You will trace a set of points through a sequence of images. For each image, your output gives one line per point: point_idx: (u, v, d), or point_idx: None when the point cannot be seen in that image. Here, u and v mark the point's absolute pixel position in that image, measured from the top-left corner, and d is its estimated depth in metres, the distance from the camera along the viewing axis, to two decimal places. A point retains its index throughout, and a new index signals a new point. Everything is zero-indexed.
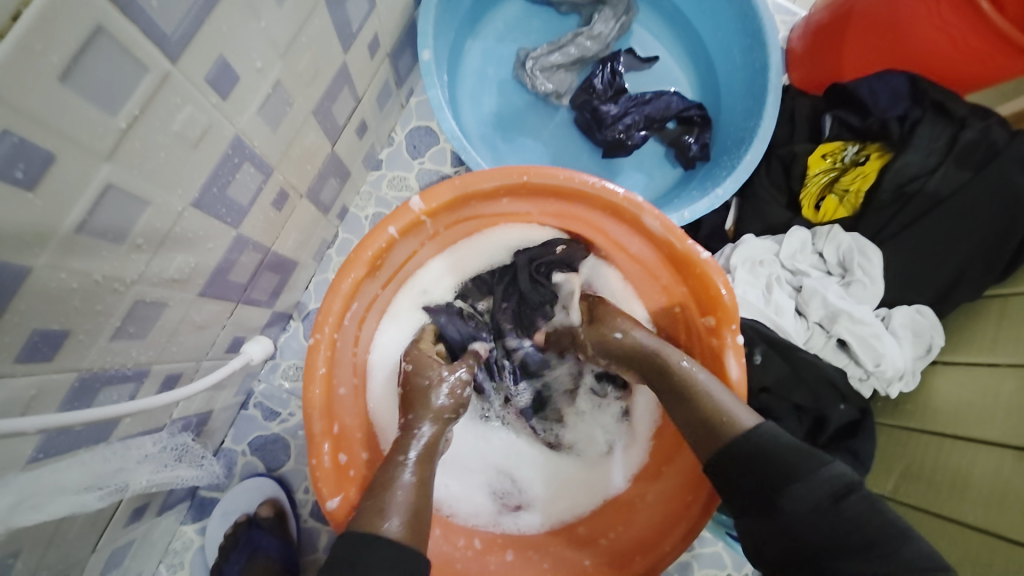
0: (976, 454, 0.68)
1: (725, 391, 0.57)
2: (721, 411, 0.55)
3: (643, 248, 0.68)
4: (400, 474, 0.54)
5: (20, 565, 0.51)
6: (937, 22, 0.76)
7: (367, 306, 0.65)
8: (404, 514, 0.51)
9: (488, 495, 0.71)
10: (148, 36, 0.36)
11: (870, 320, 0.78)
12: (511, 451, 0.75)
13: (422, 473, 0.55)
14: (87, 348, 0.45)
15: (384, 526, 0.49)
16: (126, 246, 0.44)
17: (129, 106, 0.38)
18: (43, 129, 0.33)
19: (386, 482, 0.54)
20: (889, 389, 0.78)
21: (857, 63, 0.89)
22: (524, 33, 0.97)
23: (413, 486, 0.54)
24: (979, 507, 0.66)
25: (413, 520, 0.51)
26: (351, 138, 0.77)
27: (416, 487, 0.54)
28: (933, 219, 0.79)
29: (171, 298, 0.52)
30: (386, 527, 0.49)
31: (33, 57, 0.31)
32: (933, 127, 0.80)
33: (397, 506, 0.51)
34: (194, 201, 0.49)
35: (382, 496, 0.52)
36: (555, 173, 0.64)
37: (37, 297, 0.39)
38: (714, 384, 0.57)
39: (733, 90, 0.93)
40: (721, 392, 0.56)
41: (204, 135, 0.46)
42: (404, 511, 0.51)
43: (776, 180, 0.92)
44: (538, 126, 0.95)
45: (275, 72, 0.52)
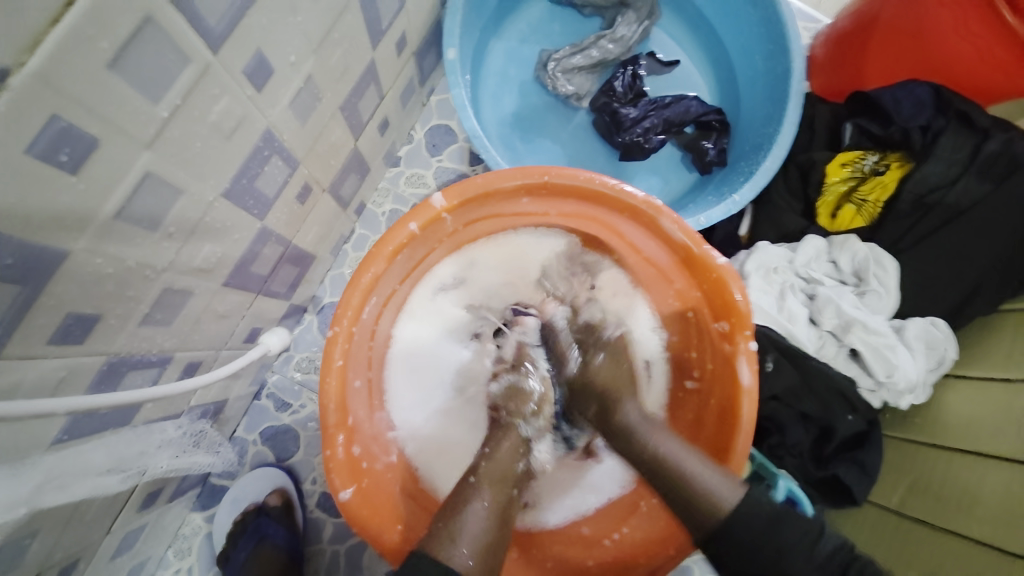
0: (986, 470, 0.68)
1: (705, 465, 0.54)
2: (704, 492, 0.52)
3: (659, 252, 0.68)
4: (473, 501, 0.55)
5: (40, 545, 0.51)
6: (963, 33, 0.77)
7: (384, 301, 0.66)
8: (474, 544, 0.51)
9: None
10: (193, 27, 0.37)
11: (884, 331, 0.78)
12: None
13: (495, 500, 0.56)
14: (117, 333, 0.46)
15: (454, 556, 0.49)
16: (158, 234, 0.44)
17: (170, 96, 0.38)
18: (91, 116, 0.34)
19: (462, 503, 0.55)
20: (900, 401, 0.78)
21: (879, 73, 0.89)
22: (546, 35, 0.97)
23: (492, 507, 0.56)
24: (987, 525, 0.65)
25: (484, 548, 0.52)
26: (373, 134, 0.78)
27: (489, 516, 0.55)
28: (951, 230, 0.79)
29: (197, 286, 0.53)
30: (458, 556, 0.50)
31: (86, 44, 0.31)
32: (957, 137, 0.80)
33: (469, 534, 0.52)
34: (224, 192, 0.49)
35: (453, 522, 0.53)
36: (574, 174, 0.65)
37: (73, 281, 0.39)
38: (699, 466, 0.54)
39: (753, 96, 0.93)
40: (708, 471, 0.54)
41: (237, 127, 0.46)
42: (474, 541, 0.52)
43: (792, 188, 0.92)
44: (557, 127, 0.95)
45: (308, 67, 0.53)
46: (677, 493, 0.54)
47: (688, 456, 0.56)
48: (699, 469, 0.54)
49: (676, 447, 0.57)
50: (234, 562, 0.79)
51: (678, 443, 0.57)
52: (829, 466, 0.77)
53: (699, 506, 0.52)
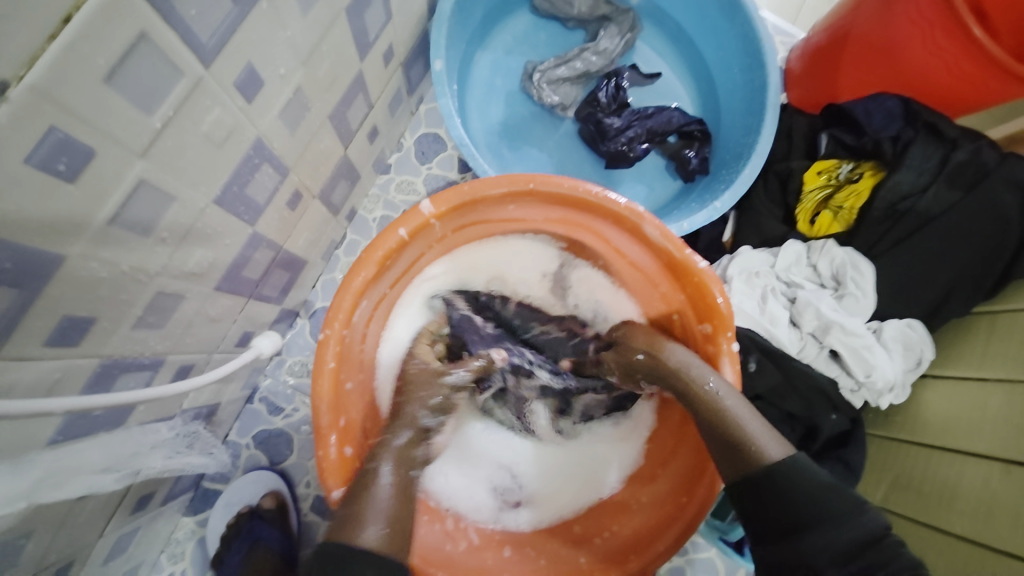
0: (964, 466, 0.70)
1: (760, 423, 0.55)
2: (753, 443, 0.53)
3: (643, 256, 0.70)
4: (376, 480, 0.56)
5: (32, 546, 0.52)
6: (932, 47, 0.80)
7: (375, 305, 0.67)
8: (381, 524, 0.52)
9: (490, 491, 0.73)
10: (186, 42, 0.39)
11: (861, 332, 0.80)
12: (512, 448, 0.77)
13: (395, 481, 0.57)
14: (110, 335, 0.47)
15: (361, 535, 0.50)
16: (151, 240, 0.46)
17: (164, 107, 0.40)
18: (88, 127, 0.36)
19: (367, 485, 0.55)
20: (880, 400, 0.81)
21: (853, 85, 0.92)
22: (532, 46, 1.00)
23: (393, 492, 0.56)
24: (967, 519, 0.67)
25: (391, 529, 0.52)
26: (363, 142, 0.80)
27: (392, 497, 0.55)
28: (923, 236, 0.82)
29: (189, 291, 0.55)
30: (366, 535, 0.50)
31: (82, 60, 0.33)
32: (925, 148, 0.83)
33: (376, 515, 0.52)
34: (216, 198, 0.51)
35: (361, 504, 0.53)
36: (559, 182, 0.66)
37: (68, 284, 0.41)
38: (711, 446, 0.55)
39: (733, 106, 0.96)
40: (766, 435, 0.53)
41: (229, 136, 0.48)
42: (383, 518, 0.52)
43: (772, 196, 0.95)
44: (544, 136, 0.98)
45: (297, 78, 0.55)
46: (738, 450, 0.53)
47: (750, 417, 0.55)
48: (751, 421, 0.55)
49: (738, 406, 0.56)
50: (229, 565, 0.80)
51: (742, 403, 0.57)
52: None
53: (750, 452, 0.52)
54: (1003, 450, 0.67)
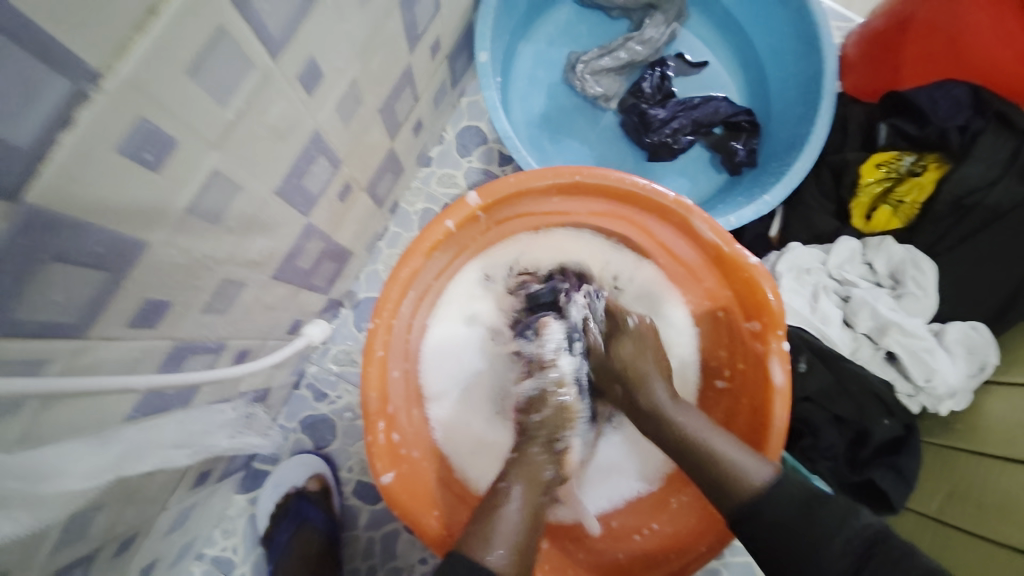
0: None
1: (736, 446, 0.56)
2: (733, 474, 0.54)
3: (689, 251, 0.69)
4: (508, 498, 0.56)
5: (105, 516, 0.55)
6: (1002, 31, 0.76)
7: (421, 295, 0.68)
8: (509, 547, 0.51)
9: None
10: (257, 35, 0.40)
11: (922, 334, 0.76)
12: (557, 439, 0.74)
13: (528, 507, 0.56)
14: (182, 319, 0.50)
15: (488, 558, 0.50)
16: (221, 228, 0.48)
17: (236, 99, 0.41)
18: (171, 119, 0.37)
19: (495, 507, 0.55)
20: (939, 406, 0.76)
21: (914, 73, 0.87)
22: (574, 38, 0.99)
23: (526, 509, 0.56)
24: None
25: (517, 551, 0.52)
26: (408, 135, 0.81)
27: (523, 520, 0.54)
28: (993, 232, 0.77)
29: (250, 278, 0.57)
30: (492, 558, 0.50)
31: (168, 53, 0.34)
32: (996, 139, 0.78)
33: (504, 535, 0.52)
34: (277, 189, 0.53)
35: (487, 525, 0.53)
36: (606, 174, 0.66)
37: (149, 269, 0.43)
38: (729, 446, 0.56)
39: (784, 96, 0.92)
40: (735, 450, 0.55)
41: (291, 128, 0.50)
42: (509, 543, 0.52)
43: (824, 188, 0.90)
44: (586, 128, 0.97)
45: (353, 71, 0.56)
46: (706, 470, 0.55)
47: (720, 439, 0.57)
48: (723, 442, 0.56)
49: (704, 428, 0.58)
50: (277, 542, 0.84)
51: (702, 422, 0.59)
52: (865, 471, 0.75)
53: (730, 485, 0.53)
54: None
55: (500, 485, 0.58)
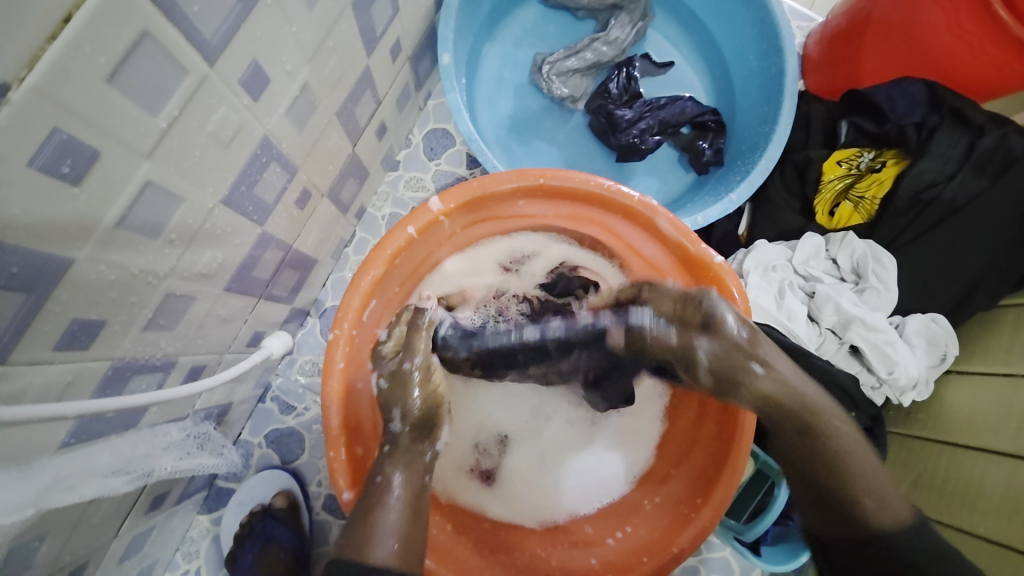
0: (989, 465, 0.68)
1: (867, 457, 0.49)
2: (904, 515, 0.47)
3: (657, 254, 0.69)
4: (386, 494, 0.50)
5: (47, 547, 0.52)
6: (953, 30, 0.77)
7: (385, 304, 0.67)
8: (397, 538, 0.47)
9: (469, 452, 0.71)
10: (189, 39, 0.38)
11: (883, 327, 0.78)
12: (508, 413, 0.74)
13: (412, 495, 0.51)
14: (120, 338, 0.47)
15: (374, 553, 0.45)
16: (160, 241, 0.46)
17: (169, 108, 0.39)
18: (93, 129, 0.35)
19: (376, 502, 0.49)
20: (902, 398, 0.78)
21: (874, 71, 0.89)
22: (541, 38, 0.98)
23: (405, 505, 0.50)
24: (991, 518, 0.66)
25: (405, 546, 0.47)
26: (371, 138, 0.79)
27: (408, 510, 0.50)
28: (950, 226, 0.79)
29: (199, 291, 0.54)
30: (379, 554, 0.45)
31: (82, 59, 0.32)
32: (951, 134, 0.80)
33: (387, 533, 0.47)
34: (224, 198, 0.50)
35: (372, 521, 0.48)
36: (570, 176, 0.66)
37: (77, 288, 0.40)
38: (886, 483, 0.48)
39: (749, 95, 0.93)
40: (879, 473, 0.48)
41: (235, 135, 0.48)
42: (397, 535, 0.47)
43: (789, 185, 0.91)
44: (553, 129, 0.96)
45: (304, 75, 0.54)
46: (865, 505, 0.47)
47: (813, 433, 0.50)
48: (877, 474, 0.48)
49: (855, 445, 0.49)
50: (241, 564, 0.80)
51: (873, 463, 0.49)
52: None
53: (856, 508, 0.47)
54: None
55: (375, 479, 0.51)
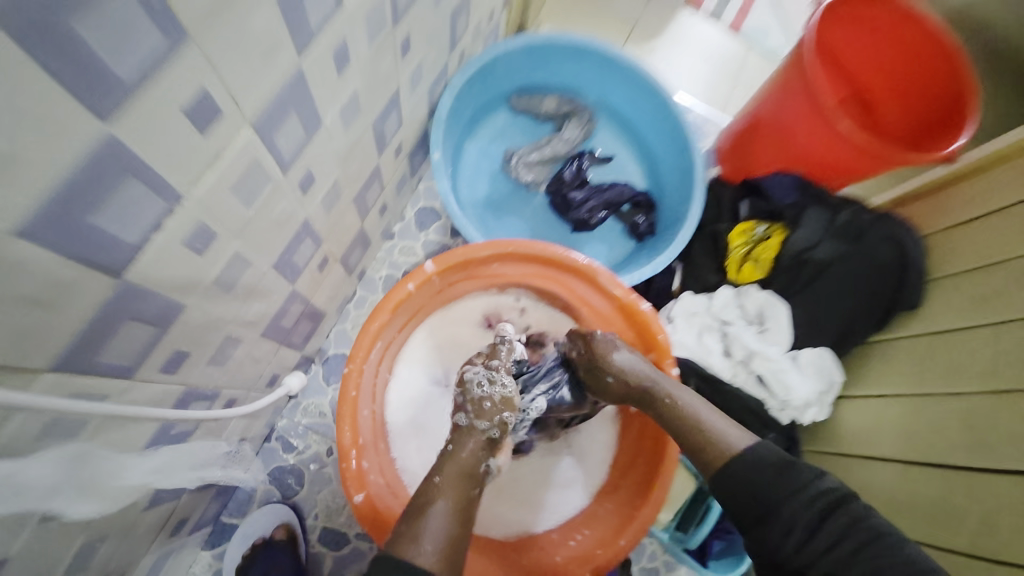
0: (874, 470, 0.88)
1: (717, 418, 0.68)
2: None
3: (601, 302, 0.89)
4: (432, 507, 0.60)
5: (104, 550, 0.62)
6: (813, 136, 1.06)
7: (387, 345, 0.83)
8: (438, 543, 0.57)
9: None
10: (278, 162, 0.57)
11: (779, 359, 0.98)
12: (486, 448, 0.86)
13: (458, 500, 0.62)
14: (193, 369, 0.62)
15: (418, 553, 0.55)
16: (231, 295, 0.62)
17: (256, 204, 0.57)
18: (218, 221, 0.52)
19: (425, 507, 0.60)
20: (800, 415, 0.97)
21: (765, 162, 1.17)
22: (510, 136, 1.24)
23: (452, 513, 0.60)
24: (882, 514, 0.84)
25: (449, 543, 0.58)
26: (374, 216, 1.00)
27: (451, 515, 0.60)
28: (824, 280, 1.02)
29: (245, 335, 0.70)
30: (422, 553, 0.55)
31: (222, 182, 0.49)
32: (818, 211, 1.05)
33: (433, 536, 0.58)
34: (274, 264, 0.68)
35: (417, 522, 0.59)
36: (531, 246, 0.87)
37: (182, 329, 0.55)
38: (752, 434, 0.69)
39: (671, 182, 1.19)
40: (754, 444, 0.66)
41: (289, 219, 0.67)
42: (438, 541, 0.57)
43: (706, 249, 1.14)
44: (521, 207, 1.19)
45: (336, 175, 0.74)
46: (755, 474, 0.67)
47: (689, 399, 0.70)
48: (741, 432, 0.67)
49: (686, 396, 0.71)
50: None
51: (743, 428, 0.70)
52: None
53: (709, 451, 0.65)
54: (898, 452, 0.85)
55: (433, 480, 0.64)
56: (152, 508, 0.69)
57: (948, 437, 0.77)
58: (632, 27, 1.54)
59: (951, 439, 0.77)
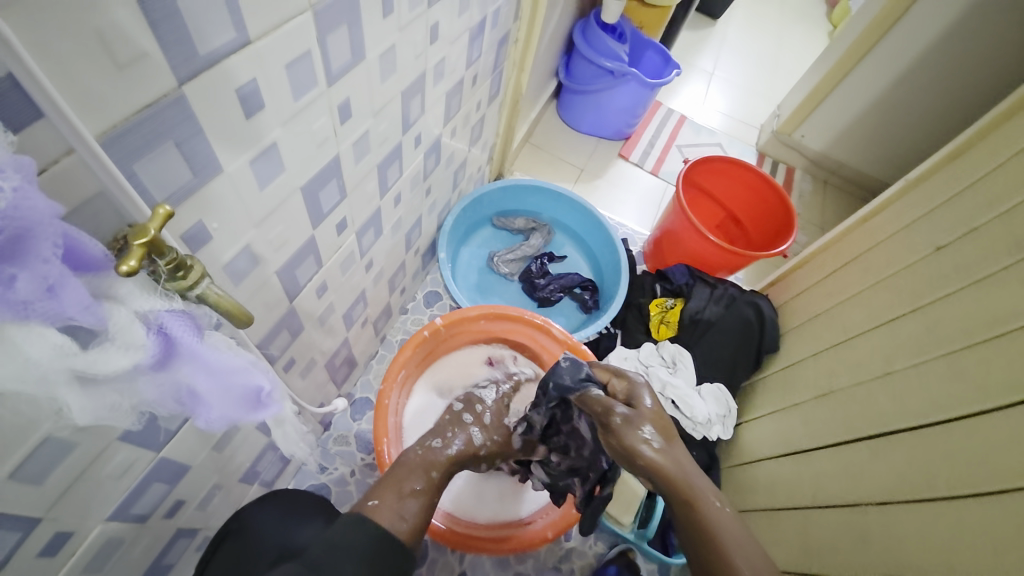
0: (762, 467, 1.26)
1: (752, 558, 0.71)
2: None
3: (557, 347, 1.33)
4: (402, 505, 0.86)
5: (216, 501, 0.92)
6: (694, 241, 1.59)
7: (408, 375, 1.24)
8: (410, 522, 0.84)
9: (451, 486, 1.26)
10: (361, 252, 1.03)
11: (684, 387, 1.34)
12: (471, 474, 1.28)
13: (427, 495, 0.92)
14: (293, 375, 1.00)
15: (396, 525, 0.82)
16: (322, 330, 1.03)
17: (347, 275, 1.02)
18: (331, 281, 0.96)
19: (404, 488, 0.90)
20: (708, 431, 1.33)
21: (672, 258, 1.71)
22: (493, 243, 1.76)
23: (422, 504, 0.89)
24: (765, 494, 1.21)
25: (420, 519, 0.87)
26: (397, 295, 1.44)
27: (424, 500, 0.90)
28: (713, 333, 1.46)
29: (318, 361, 1.09)
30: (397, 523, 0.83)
31: (338, 259, 0.94)
32: (702, 287, 1.53)
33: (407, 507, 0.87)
34: (344, 314, 1.11)
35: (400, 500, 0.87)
36: (508, 310, 1.33)
37: (300, 344, 0.96)
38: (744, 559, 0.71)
39: (608, 273, 1.69)
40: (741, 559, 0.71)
41: (357, 287, 1.11)
42: (412, 520, 0.85)
43: (634, 317, 1.58)
44: (501, 291, 1.67)
45: (383, 263, 1.20)
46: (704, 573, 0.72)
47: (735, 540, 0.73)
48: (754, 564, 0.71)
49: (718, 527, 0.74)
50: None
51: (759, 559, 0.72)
52: None
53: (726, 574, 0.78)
54: (773, 451, 1.24)
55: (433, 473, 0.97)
56: (242, 482, 1.00)
57: (816, 416, 1.15)
58: (580, 171, 2.19)
59: (818, 417, 1.15)
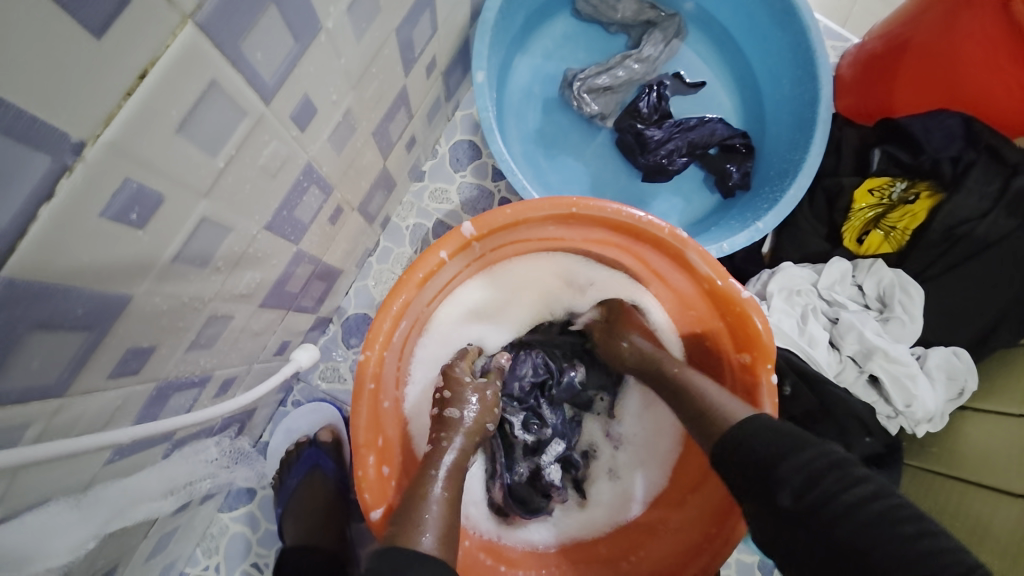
0: (998, 505, 0.68)
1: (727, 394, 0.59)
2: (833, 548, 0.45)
3: (684, 283, 0.70)
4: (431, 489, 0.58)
5: (85, 555, 0.53)
6: (994, 69, 0.76)
7: (413, 323, 0.69)
8: (438, 531, 0.54)
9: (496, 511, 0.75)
10: (252, 86, 0.38)
11: (905, 359, 0.77)
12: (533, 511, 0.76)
13: (452, 490, 0.59)
14: (166, 360, 0.48)
15: (421, 542, 0.52)
16: (208, 270, 0.46)
17: (227, 148, 0.39)
18: (158, 175, 0.35)
19: (422, 497, 0.57)
20: (917, 429, 0.77)
21: (907, 101, 0.87)
22: (572, 51, 0.98)
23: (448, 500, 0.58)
24: (995, 556, 0.65)
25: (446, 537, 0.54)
26: (400, 152, 0.80)
27: (448, 503, 0.57)
28: (979, 263, 0.78)
29: (237, 311, 0.56)
30: (424, 544, 0.52)
31: (155, 112, 0.32)
32: (987, 171, 0.79)
33: (433, 522, 0.54)
34: (267, 224, 0.52)
35: (417, 513, 0.55)
36: (602, 207, 0.66)
37: (133, 321, 0.41)
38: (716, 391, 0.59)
39: (780, 120, 0.93)
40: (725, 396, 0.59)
41: (282, 166, 0.48)
42: (438, 529, 0.54)
43: (819, 213, 0.90)
44: (579, 145, 0.96)
45: (347, 102, 0.54)
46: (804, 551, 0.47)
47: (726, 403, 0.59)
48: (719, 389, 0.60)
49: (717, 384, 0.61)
50: (287, 486, 0.85)
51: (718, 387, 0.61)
52: None
53: (714, 415, 0.57)
54: None
55: (432, 470, 0.61)
56: None
57: None
58: None
59: None
